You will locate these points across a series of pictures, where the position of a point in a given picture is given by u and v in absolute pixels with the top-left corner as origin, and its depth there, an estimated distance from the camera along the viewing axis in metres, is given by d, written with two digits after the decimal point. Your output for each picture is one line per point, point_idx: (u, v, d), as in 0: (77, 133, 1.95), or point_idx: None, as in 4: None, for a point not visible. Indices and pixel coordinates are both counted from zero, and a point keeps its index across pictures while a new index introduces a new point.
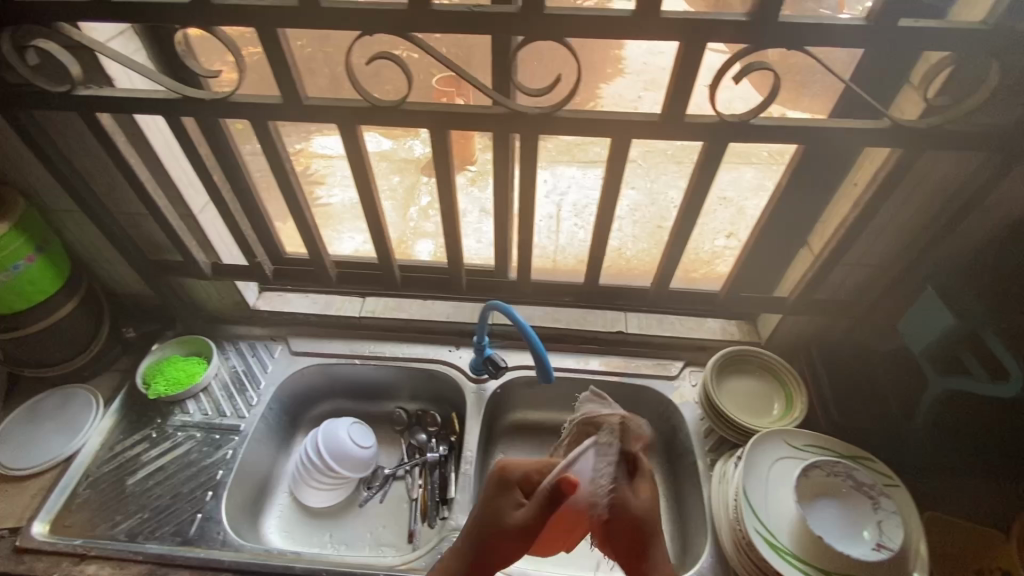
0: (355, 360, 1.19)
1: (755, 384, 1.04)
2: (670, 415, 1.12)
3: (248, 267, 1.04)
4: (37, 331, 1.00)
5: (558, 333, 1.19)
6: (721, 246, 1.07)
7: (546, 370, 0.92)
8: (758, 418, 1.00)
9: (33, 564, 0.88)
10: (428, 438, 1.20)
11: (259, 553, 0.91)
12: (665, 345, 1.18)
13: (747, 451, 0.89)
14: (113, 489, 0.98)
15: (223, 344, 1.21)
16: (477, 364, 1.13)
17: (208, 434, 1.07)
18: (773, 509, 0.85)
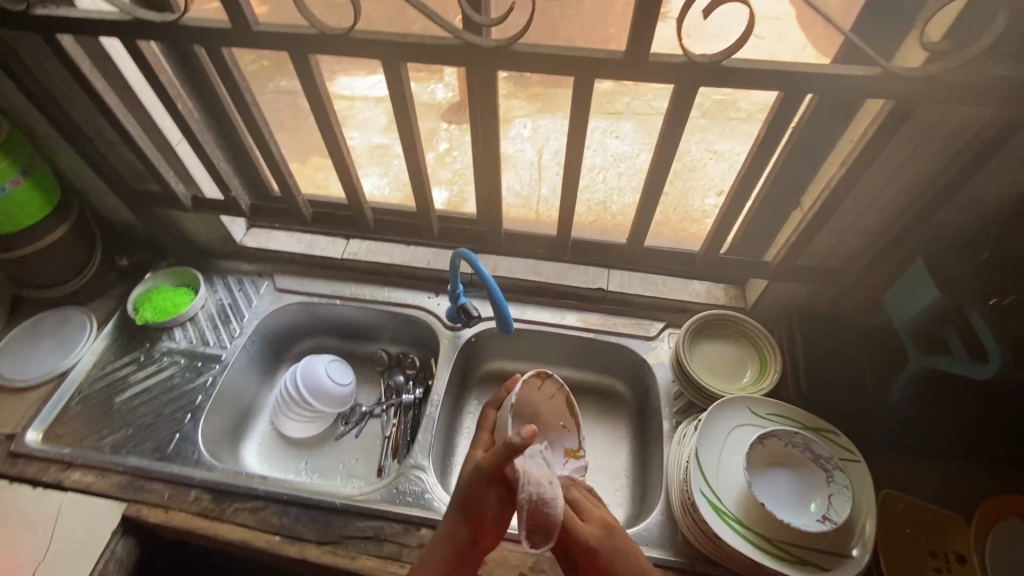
0: (336, 300, 1.21)
1: (730, 350, 1.01)
2: (644, 375, 1.11)
3: (225, 202, 1.06)
4: (30, 256, 1.04)
5: (537, 286, 1.18)
6: (710, 204, 1.01)
7: (505, 320, 0.98)
8: (728, 385, 0.97)
9: (25, 467, 0.96)
10: (406, 380, 1.23)
11: (230, 473, 0.95)
12: (647, 305, 1.15)
13: (707, 414, 0.87)
14: (102, 405, 1.05)
15: (212, 277, 1.24)
16: (451, 312, 1.13)
17: (191, 361, 1.12)
18: (725, 473, 0.83)
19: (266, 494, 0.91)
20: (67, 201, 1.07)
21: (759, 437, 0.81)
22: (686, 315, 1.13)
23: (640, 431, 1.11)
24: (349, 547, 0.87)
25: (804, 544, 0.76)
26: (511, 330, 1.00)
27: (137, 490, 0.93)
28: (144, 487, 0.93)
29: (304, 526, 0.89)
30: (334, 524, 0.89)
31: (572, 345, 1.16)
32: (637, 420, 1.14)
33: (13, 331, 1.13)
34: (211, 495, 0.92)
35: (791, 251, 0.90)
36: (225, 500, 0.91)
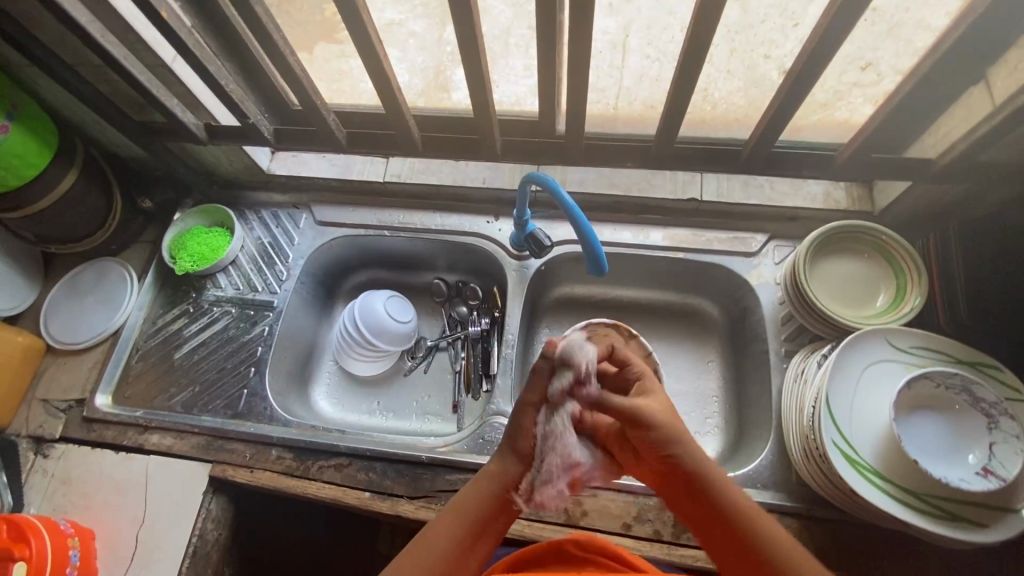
0: (385, 232, 1.07)
1: (859, 268, 0.85)
2: (743, 297, 0.97)
3: (244, 129, 0.89)
4: (46, 210, 0.92)
5: (613, 201, 1.01)
6: (850, 84, 0.78)
7: (597, 259, 0.82)
8: (855, 310, 0.83)
9: (103, 432, 0.94)
10: (470, 311, 1.14)
11: (306, 430, 0.91)
12: (746, 215, 0.98)
13: (838, 354, 0.74)
14: (163, 362, 1.01)
15: (245, 213, 1.11)
16: (518, 240, 1.00)
17: (242, 310, 1.04)
18: (859, 420, 0.73)
19: (349, 451, 0.87)
20: (67, 141, 0.92)
21: (908, 382, 0.69)
22: (795, 225, 0.96)
23: (736, 356, 1.00)
24: (442, 501, 0.83)
25: (958, 499, 0.67)
26: (604, 271, 0.84)
27: (218, 451, 0.90)
28: (224, 447, 0.91)
29: (392, 481, 0.85)
30: (424, 478, 0.85)
31: (656, 266, 1.02)
32: (732, 345, 1.02)
33: (54, 290, 1.05)
34: (293, 453, 0.89)
35: (968, 144, 0.69)
36: (308, 458, 0.88)
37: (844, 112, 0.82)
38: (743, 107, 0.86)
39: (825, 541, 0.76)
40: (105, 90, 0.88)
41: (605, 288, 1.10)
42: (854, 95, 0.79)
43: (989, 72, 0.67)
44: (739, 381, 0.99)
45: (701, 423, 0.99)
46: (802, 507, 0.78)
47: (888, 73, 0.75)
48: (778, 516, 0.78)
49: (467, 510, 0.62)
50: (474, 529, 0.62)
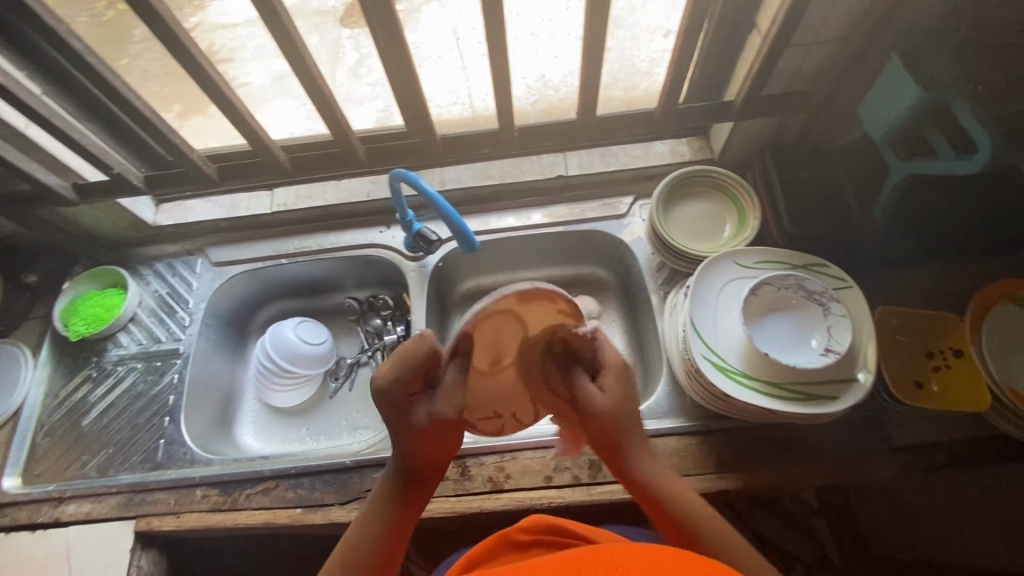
0: (283, 260, 1.10)
1: (706, 206, 0.95)
2: (623, 255, 1.07)
3: (115, 182, 0.91)
4: None
5: (492, 191, 1.09)
6: (659, 51, 0.90)
7: (467, 237, 0.89)
8: (708, 243, 0.93)
9: (14, 515, 0.90)
10: (384, 321, 1.19)
11: (229, 463, 0.91)
12: (611, 182, 1.08)
13: (695, 280, 0.84)
14: (71, 432, 0.98)
15: (140, 269, 1.11)
16: (411, 244, 1.05)
17: (149, 363, 1.02)
18: (723, 334, 0.82)
19: (274, 472, 0.89)
20: None
21: (753, 289, 0.78)
22: (653, 182, 1.07)
23: (630, 311, 1.10)
24: None
25: (810, 380, 0.76)
26: (474, 247, 0.90)
27: (141, 504, 0.89)
28: (147, 499, 0.89)
29: (322, 491, 0.87)
30: (352, 481, 0.87)
31: (544, 243, 1.10)
32: (625, 301, 1.11)
33: None
34: (219, 489, 0.89)
35: (756, 82, 0.82)
36: (235, 490, 0.88)
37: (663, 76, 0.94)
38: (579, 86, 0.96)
39: (722, 449, 0.84)
40: None
41: (507, 274, 1.17)
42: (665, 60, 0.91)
43: (757, 19, 0.80)
44: (639, 332, 1.08)
45: None
46: (696, 424, 0.86)
47: None
48: (680, 438, 0.86)
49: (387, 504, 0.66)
50: (386, 544, 0.63)
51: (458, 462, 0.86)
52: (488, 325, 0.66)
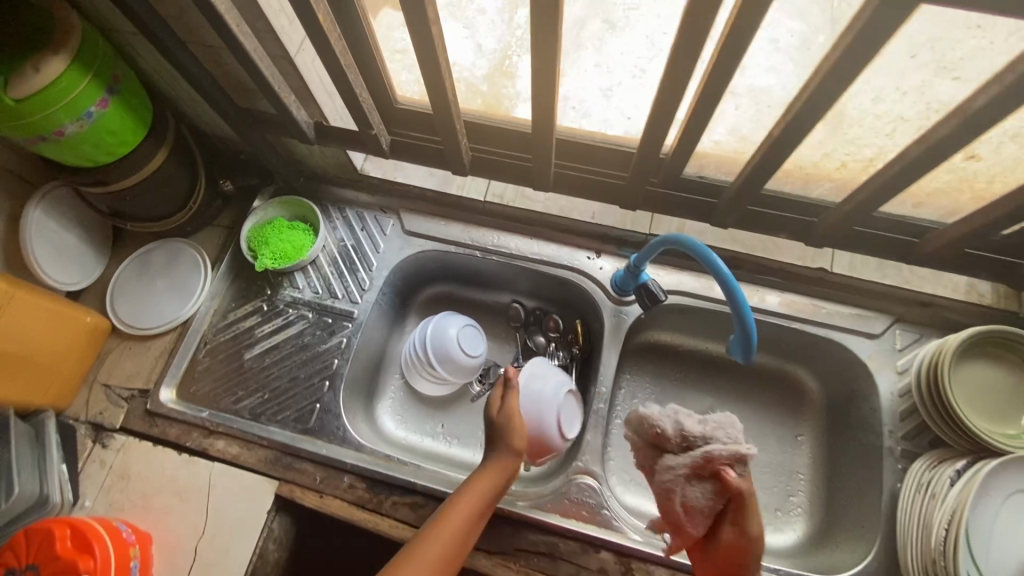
0: (476, 252, 1.01)
1: (1002, 376, 0.78)
2: (855, 379, 0.91)
3: (359, 132, 0.83)
4: (131, 187, 0.87)
5: (730, 257, 0.94)
6: None
7: (746, 340, 0.71)
8: (993, 423, 0.77)
9: (166, 429, 0.89)
10: (547, 342, 1.08)
11: (380, 459, 0.86)
12: (875, 293, 0.90)
13: (982, 474, 0.69)
14: (231, 362, 0.95)
15: (329, 210, 1.05)
16: (624, 284, 0.92)
17: (319, 317, 0.98)
18: (993, 552, 0.68)
19: (427, 490, 0.83)
20: (161, 118, 0.87)
21: None
22: (927, 311, 0.89)
23: (830, 436, 0.96)
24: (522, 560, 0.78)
25: None
26: (749, 353, 0.70)
27: (287, 468, 0.86)
28: (293, 465, 0.86)
29: None
30: (503, 532, 0.80)
31: (763, 330, 0.96)
32: (825, 423, 0.97)
33: (121, 265, 0.99)
34: (367, 483, 0.84)
35: None
36: (382, 491, 0.84)
37: None
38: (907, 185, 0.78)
39: None
40: (212, 70, 0.82)
41: (695, 340, 1.05)
42: None
43: None
44: (836, 465, 0.94)
45: (785, 501, 0.95)
46: None
47: None
48: None
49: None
50: None
51: (623, 560, 0.77)
52: (1001, 524, 0.70)
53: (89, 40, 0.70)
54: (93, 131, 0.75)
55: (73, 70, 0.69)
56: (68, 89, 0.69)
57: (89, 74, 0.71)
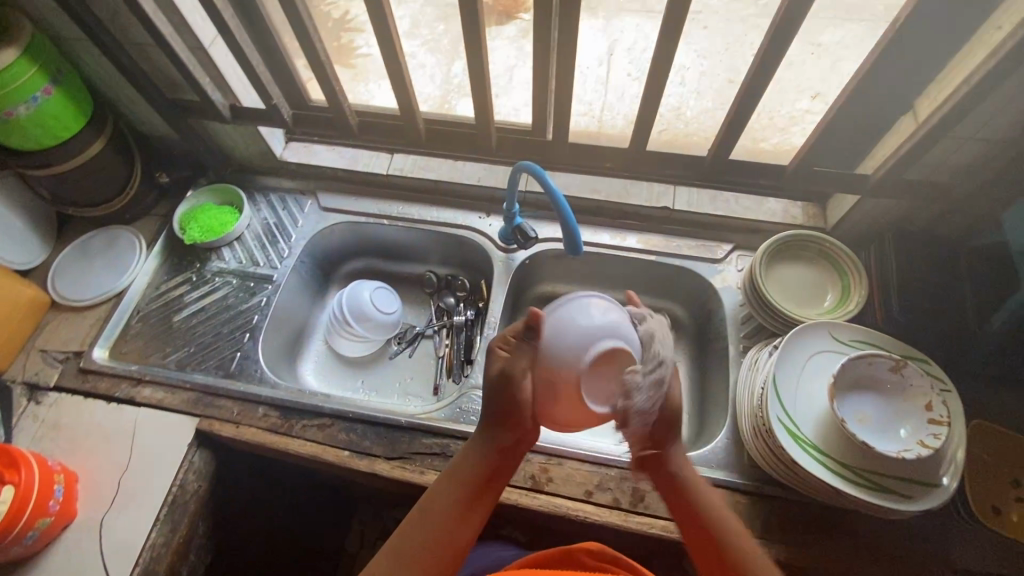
0: (384, 221, 1.16)
1: (808, 272, 0.95)
2: (708, 299, 1.06)
3: (267, 111, 1.00)
4: (73, 172, 1.01)
5: (595, 206, 1.11)
6: (804, 109, 0.93)
7: (574, 242, 0.90)
8: (804, 308, 0.92)
9: (96, 383, 0.98)
10: (456, 302, 1.21)
11: (293, 391, 0.96)
12: (715, 226, 1.08)
13: (783, 339, 0.83)
14: (161, 325, 1.05)
15: (255, 196, 1.20)
16: (506, 233, 1.08)
17: (243, 282, 1.10)
18: (801, 402, 0.80)
19: (333, 412, 0.93)
20: (101, 113, 1.02)
21: (846, 360, 0.77)
22: (758, 237, 1.06)
23: (699, 356, 1.10)
24: (417, 463, 0.88)
25: (881, 470, 0.74)
26: (577, 247, 0.89)
27: (207, 406, 0.95)
28: (213, 403, 0.95)
29: (371, 442, 0.90)
30: (401, 441, 0.90)
31: (631, 268, 1.11)
32: (695, 346, 1.11)
33: (64, 252, 1.12)
34: (279, 412, 0.94)
35: (900, 163, 0.80)
36: (293, 417, 0.93)
37: None
38: (712, 126, 0.97)
39: (774, 517, 0.83)
40: (145, 68, 0.98)
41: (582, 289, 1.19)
42: None
43: (916, 101, 0.78)
44: (705, 379, 1.07)
45: None
46: (751, 485, 0.85)
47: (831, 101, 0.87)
48: (730, 492, 0.85)
49: (440, 510, 0.65)
50: (451, 520, 0.65)
51: None
52: (811, 383, 0.82)
53: (36, 39, 0.87)
54: (38, 113, 0.90)
55: (22, 59, 0.85)
56: (18, 74, 0.85)
57: (35, 64, 0.87)
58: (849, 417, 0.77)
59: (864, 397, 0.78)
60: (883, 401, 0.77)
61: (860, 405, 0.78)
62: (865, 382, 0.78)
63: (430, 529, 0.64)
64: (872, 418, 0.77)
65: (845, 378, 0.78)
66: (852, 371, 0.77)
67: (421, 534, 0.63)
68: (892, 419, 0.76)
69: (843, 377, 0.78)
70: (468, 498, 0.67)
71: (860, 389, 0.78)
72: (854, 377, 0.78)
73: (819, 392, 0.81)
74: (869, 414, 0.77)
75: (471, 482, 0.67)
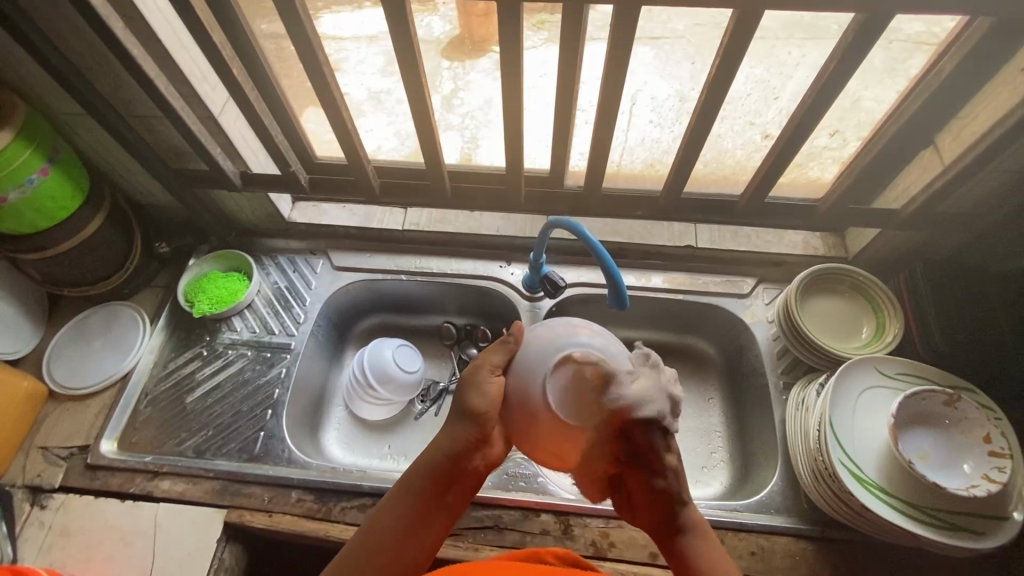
0: (402, 276, 1.12)
1: (841, 304, 0.95)
2: (739, 334, 1.06)
3: (281, 176, 0.96)
4: (69, 252, 0.94)
5: (617, 248, 1.10)
6: (822, 147, 0.90)
7: (619, 294, 0.86)
8: (842, 342, 0.93)
9: (107, 480, 0.90)
10: (480, 352, 1.15)
11: (326, 470, 0.90)
12: (738, 260, 1.08)
13: (833, 378, 0.83)
14: (173, 407, 0.98)
15: (262, 260, 1.14)
16: (532, 282, 1.06)
17: (259, 353, 1.04)
18: (859, 442, 0.80)
19: (373, 490, 0.87)
20: (98, 187, 0.96)
21: (903, 397, 0.76)
22: (781, 269, 1.07)
23: (733, 392, 1.09)
24: (470, 538, 0.83)
25: (950, 508, 0.74)
26: (623, 299, 0.85)
27: (235, 494, 0.88)
28: (241, 490, 0.89)
29: None
30: None
31: (658, 308, 1.10)
32: (728, 382, 1.10)
33: (58, 335, 1.04)
34: (315, 494, 0.88)
35: (929, 197, 0.82)
36: (331, 500, 0.87)
37: (817, 171, 0.94)
38: (733, 166, 0.98)
39: (840, 561, 0.82)
40: (147, 140, 0.94)
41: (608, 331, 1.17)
42: (823, 156, 0.91)
43: (938, 138, 0.81)
44: (743, 415, 1.06)
45: (708, 457, 1.05)
46: (814, 529, 0.84)
47: (852, 139, 0.87)
48: (794, 539, 0.83)
49: (407, 501, 0.61)
50: (417, 515, 0.61)
51: (562, 519, 0.84)
52: (867, 421, 0.81)
53: (31, 119, 0.82)
54: (35, 196, 0.84)
55: (15, 141, 0.80)
56: (11, 157, 0.79)
57: (30, 145, 0.82)
58: (912, 455, 0.76)
59: (922, 433, 0.77)
60: (941, 437, 0.77)
61: (920, 442, 0.77)
62: (922, 418, 0.78)
63: (391, 518, 0.60)
64: (934, 454, 0.76)
65: (903, 414, 0.77)
66: (909, 407, 0.77)
67: (386, 526, 0.60)
68: (953, 454, 0.76)
69: (900, 414, 0.77)
70: (443, 493, 0.62)
71: (917, 425, 0.78)
72: (910, 413, 0.78)
73: (876, 430, 0.80)
74: (930, 450, 0.77)
75: (421, 480, 0.62)
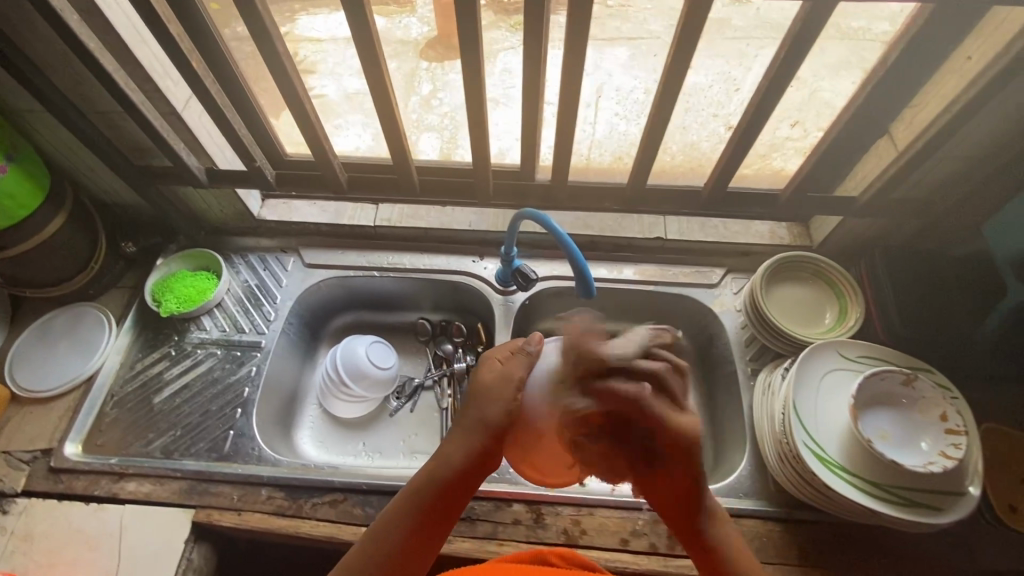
0: (374, 273, 1.12)
1: (805, 291, 0.97)
2: (709, 324, 1.07)
3: (247, 172, 0.96)
4: (30, 252, 0.92)
5: (588, 241, 1.11)
6: (783, 137, 0.92)
7: (585, 282, 0.87)
8: (807, 328, 0.94)
9: (71, 483, 0.88)
10: (454, 348, 1.15)
11: (297, 467, 0.90)
12: (707, 251, 1.10)
13: (796, 363, 0.84)
14: (140, 408, 0.97)
15: (232, 258, 1.13)
16: (504, 276, 1.07)
17: (228, 351, 1.03)
18: (821, 424, 0.81)
19: (344, 486, 0.87)
20: (60, 186, 0.95)
21: (861, 378, 0.78)
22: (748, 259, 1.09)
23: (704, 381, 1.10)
24: None
25: (909, 485, 0.75)
26: (591, 289, 0.86)
27: (203, 494, 0.87)
28: (209, 490, 0.88)
29: None
30: None
31: (629, 299, 1.11)
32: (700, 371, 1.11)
33: (20, 338, 1.02)
34: (285, 492, 0.87)
35: (885, 184, 0.84)
36: (301, 496, 0.87)
37: (779, 161, 0.96)
38: (699, 158, 0.99)
39: (807, 541, 0.83)
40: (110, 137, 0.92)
41: None
42: (786, 146, 0.93)
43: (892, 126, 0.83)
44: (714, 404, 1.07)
45: None
46: (781, 511, 0.85)
47: (812, 130, 0.89)
48: (762, 521, 0.85)
49: (408, 508, 0.65)
50: (419, 525, 0.64)
51: (533, 508, 0.84)
52: (829, 403, 0.83)
53: None
54: None
55: None
56: None
57: None
58: (871, 434, 0.78)
59: (882, 413, 0.79)
60: (900, 416, 0.79)
61: (880, 421, 0.79)
62: (881, 398, 0.80)
63: (395, 529, 0.64)
64: (893, 433, 0.78)
65: (862, 395, 0.79)
66: (867, 387, 0.79)
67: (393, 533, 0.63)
68: (912, 433, 0.78)
69: (860, 395, 0.79)
70: (449, 500, 0.66)
71: (877, 405, 0.80)
72: (869, 394, 0.80)
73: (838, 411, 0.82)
74: (889, 429, 0.78)
75: (432, 493, 0.65)
